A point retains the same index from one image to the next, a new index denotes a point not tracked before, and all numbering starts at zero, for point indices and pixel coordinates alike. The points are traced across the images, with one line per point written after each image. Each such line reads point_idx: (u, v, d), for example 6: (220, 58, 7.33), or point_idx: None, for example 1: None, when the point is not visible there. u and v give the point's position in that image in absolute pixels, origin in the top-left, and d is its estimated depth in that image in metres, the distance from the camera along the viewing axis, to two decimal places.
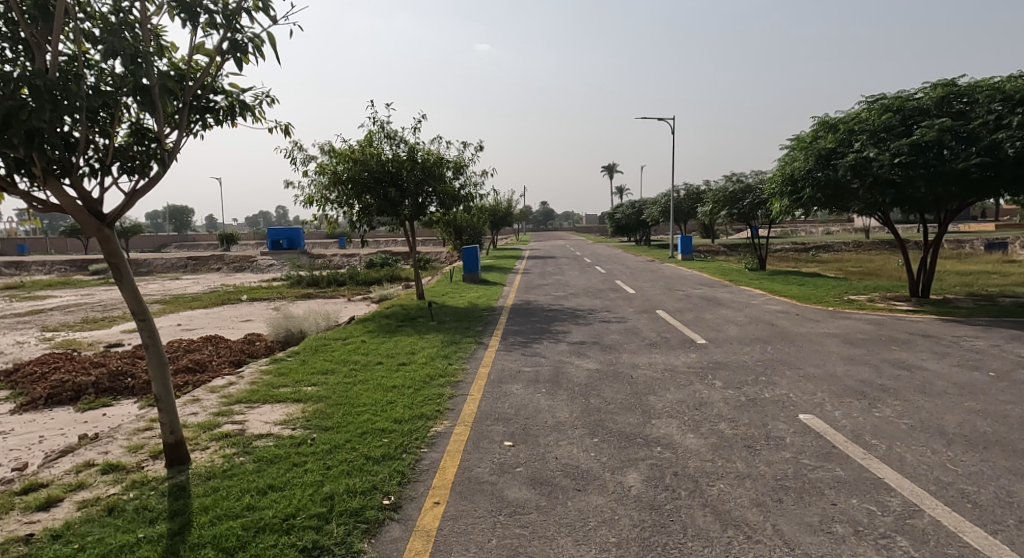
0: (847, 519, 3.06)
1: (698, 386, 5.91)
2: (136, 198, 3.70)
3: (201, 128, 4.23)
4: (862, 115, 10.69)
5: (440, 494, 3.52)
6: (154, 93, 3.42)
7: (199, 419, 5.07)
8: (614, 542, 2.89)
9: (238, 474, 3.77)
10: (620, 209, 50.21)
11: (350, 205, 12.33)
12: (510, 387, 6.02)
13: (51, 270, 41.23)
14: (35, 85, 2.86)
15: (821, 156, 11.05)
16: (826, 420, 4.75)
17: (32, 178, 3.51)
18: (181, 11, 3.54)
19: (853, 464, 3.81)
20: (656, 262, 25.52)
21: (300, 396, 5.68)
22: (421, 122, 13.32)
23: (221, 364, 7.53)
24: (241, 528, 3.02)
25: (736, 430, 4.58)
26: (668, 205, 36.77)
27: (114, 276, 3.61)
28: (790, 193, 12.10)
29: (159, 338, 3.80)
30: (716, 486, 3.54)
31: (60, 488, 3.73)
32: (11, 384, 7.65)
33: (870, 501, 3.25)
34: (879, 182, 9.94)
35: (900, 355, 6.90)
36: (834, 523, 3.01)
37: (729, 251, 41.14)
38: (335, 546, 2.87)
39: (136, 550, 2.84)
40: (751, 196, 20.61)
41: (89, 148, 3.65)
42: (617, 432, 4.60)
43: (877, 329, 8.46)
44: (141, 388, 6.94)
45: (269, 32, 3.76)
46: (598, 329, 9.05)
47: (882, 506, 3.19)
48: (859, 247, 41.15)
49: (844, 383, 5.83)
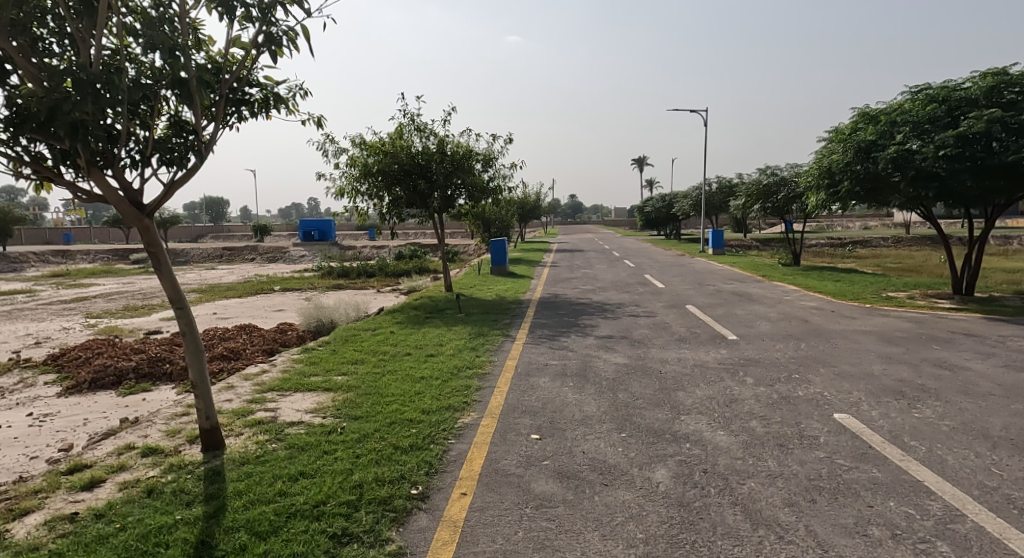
0: (883, 522, 2.98)
1: (728, 383, 5.81)
2: (174, 189, 3.81)
3: (237, 121, 4.34)
4: (904, 106, 10.29)
5: (467, 486, 3.53)
6: (191, 86, 3.54)
7: (234, 405, 5.20)
8: (641, 538, 2.87)
9: (271, 460, 3.86)
10: (649, 204, 49.61)
11: (380, 197, 12.48)
12: (538, 380, 6.02)
13: (96, 259, 43.00)
14: (79, 78, 2.96)
15: (861, 148, 10.68)
16: (863, 420, 4.61)
17: (77, 170, 3.64)
18: (218, 4, 3.60)
19: (891, 466, 3.70)
20: (683, 262, 21.66)
21: (331, 385, 5.78)
22: (450, 114, 13.29)
23: (255, 352, 7.71)
24: (274, 513, 3.09)
25: (768, 428, 4.48)
26: (698, 198, 36.10)
27: (154, 265, 3.72)
28: (827, 186, 11.60)
29: (195, 326, 3.92)
30: (747, 484, 3.48)
31: (104, 469, 3.86)
32: (58, 367, 7.96)
33: (908, 505, 3.15)
34: (921, 175, 9.55)
35: (940, 355, 6.66)
36: (870, 526, 2.93)
37: (761, 246, 40.37)
38: (363, 534, 2.92)
39: (174, 531, 2.93)
40: (785, 190, 20.02)
41: (130, 141, 3.80)
42: (645, 428, 4.55)
43: (917, 327, 8.20)
44: (179, 374, 7.14)
45: (304, 25, 3.82)
46: (626, 323, 8.97)
47: (921, 510, 3.09)
48: (898, 243, 39.89)
49: (882, 382, 5.67)
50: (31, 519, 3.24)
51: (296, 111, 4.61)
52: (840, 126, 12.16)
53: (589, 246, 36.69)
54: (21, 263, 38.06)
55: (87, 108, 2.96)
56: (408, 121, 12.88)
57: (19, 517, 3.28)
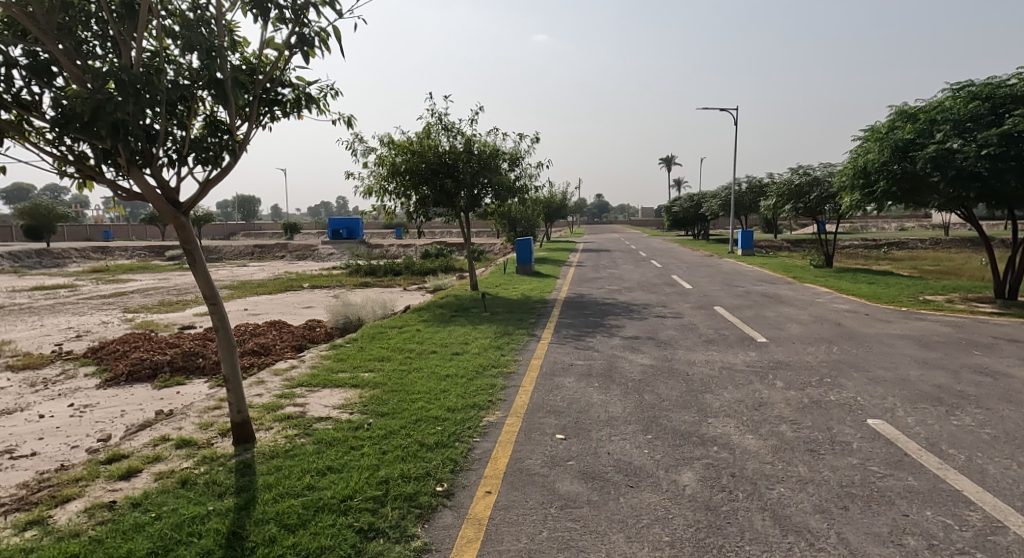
0: (920, 531, 2.89)
1: (758, 386, 5.72)
2: (209, 187, 3.90)
3: (270, 121, 4.42)
4: (945, 104, 10.02)
5: (492, 484, 3.54)
6: (227, 86, 3.62)
7: (264, 400, 5.30)
8: (667, 541, 2.84)
9: (300, 454, 3.92)
10: (676, 204, 49.06)
11: (408, 196, 12.59)
12: (563, 380, 6.00)
13: (132, 255, 44.37)
14: (121, 80, 3.05)
15: (898, 148, 10.39)
16: (898, 427, 4.49)
17: (118, 169, 3.75)
18: (253, 6, 3.67)
19: (927, 474, 3.59)
20: (710, 262, 21.75)
21: (358, 382, 5.85)
22: (477, 113, 13.31)
23: (285, 348, 7.85)
24: (302, 507, 3.14)
25: (799, 433, 4.39)
26: (727, 198, 35.56)
27: (189, 262, 3.82)
28: (862, 186, 11.27)
29: (228, 321, 4.00)
30: (777, 489, 3.42)
31: (140, 459, 3.98)
32: (97, 360, 8.22)
33: (946, 515, 3.06)
34: (962, 175, 9.24)
35: (982, 361, 6.44)
36: (905, 535, 2.85)
37: (793, 247, 39.54)
38: (389, 529, 2.95)
39: (207, 522, 3.00)
40: (817, 190, 19.57)
41: (168, 140, 3.90)
42: (672, 430, 4.50)
43: (956, 332, 7.93)
44: (211, 368, 7.31)
45: (335, 26, 3.88)
46: (652, 324, 8.87)
47: (959, 521, 3.00)
48: (937, 245, 38.74)
49: (919, 388, 5.51)
50: (73, 505, 3.35)
51: (326, 111, 4.67)
52: (877, 125, 11.84)
53: (615, 246, 36.58)
54: (63, 258, 39.47)
55: (129, 109, 3.04)
56: (436, 120, 12.94)
57: (62, 503, 3.40)
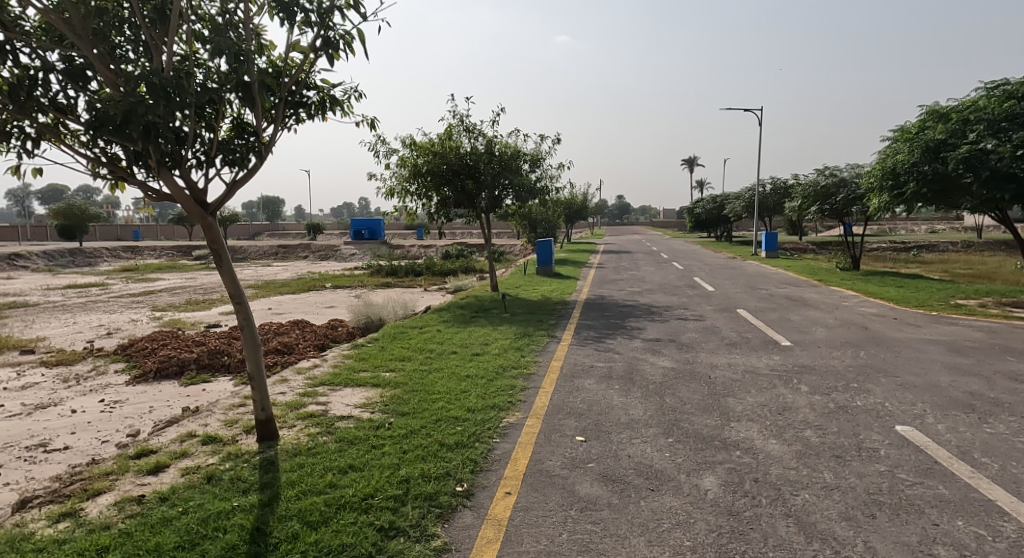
0: (951, 542, 2.82)
1: (782, 390, 5.63)
2: (236, 188, 3.97)
3: (295, 123, 4.48)
4: (979, 103, 9.79)
5: (512, 485, 3.53)
6: (253, 89, 3.68)
7: (288, 398, 5.37)
8: (689, 546, 2.81)
9: (322, 453, 3.96)
10: (699, 205, 48.60)
11: (429, 197, 12.66)
12: (583, 382, 5.98)
13: (159, 254, 45.36)
14: (153, 83, 3.12)
15: (929, 148, 10.16)
16: (928, 434, 4.38)
17: (148, 170, 3.84)
18: (280, 10, 3.72)
19: (959, 483, 3.49)
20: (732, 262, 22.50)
21: (379, 381, 5.90)
22: (499, 114, 13.32)
23: (307, 347, 7.95)
24: (324, 504, 3.17)
25: (825, 438, 4.31)
26: (751, 200, 35.12)
27: (216, 261, 3.88)
28: (891, 187, 11.06)
29: (253, 320, 4.06)
30: (801, 496, 3.36)
31: (168, 455, 4.06)
32: (127, 357, 8.42)
33: (978, 525, 2.98)
34: (996, 176, 9.01)
35: (1017, 367, 6.25)
36: (935, 545, 2.78)
37: (818, 250, 38.80)
38: (410, 528, 2.96)
39: (232, 517, 3.05)
40: (844, 191, 19.21)
41: (197, 142, 3.98)
42: (694, 433, 4.45)
43: (989, 338, 7.70)
44: (235, 366, 7.43)
45: (360, 29, 3.91)
46: (673, 327, 8.79)
47: (993, 531, 2.91)
48: (969, 248, 37.66)
49: (950, 394, 5.37)
50: (103, 499, 3.43)
51: (351, 113, 4.71)
52: (907, 125, 11.58)
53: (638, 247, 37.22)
54: (93, 257, 40.51)
55: (159, 111, 3.11)
56: (458, 121, 12.99)
57: (93, 496, 3.49)
